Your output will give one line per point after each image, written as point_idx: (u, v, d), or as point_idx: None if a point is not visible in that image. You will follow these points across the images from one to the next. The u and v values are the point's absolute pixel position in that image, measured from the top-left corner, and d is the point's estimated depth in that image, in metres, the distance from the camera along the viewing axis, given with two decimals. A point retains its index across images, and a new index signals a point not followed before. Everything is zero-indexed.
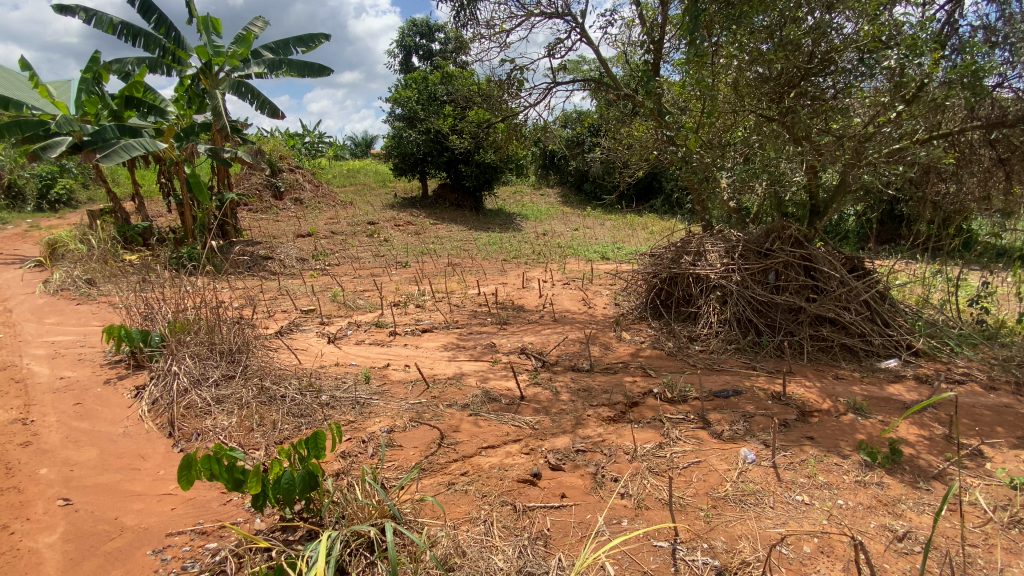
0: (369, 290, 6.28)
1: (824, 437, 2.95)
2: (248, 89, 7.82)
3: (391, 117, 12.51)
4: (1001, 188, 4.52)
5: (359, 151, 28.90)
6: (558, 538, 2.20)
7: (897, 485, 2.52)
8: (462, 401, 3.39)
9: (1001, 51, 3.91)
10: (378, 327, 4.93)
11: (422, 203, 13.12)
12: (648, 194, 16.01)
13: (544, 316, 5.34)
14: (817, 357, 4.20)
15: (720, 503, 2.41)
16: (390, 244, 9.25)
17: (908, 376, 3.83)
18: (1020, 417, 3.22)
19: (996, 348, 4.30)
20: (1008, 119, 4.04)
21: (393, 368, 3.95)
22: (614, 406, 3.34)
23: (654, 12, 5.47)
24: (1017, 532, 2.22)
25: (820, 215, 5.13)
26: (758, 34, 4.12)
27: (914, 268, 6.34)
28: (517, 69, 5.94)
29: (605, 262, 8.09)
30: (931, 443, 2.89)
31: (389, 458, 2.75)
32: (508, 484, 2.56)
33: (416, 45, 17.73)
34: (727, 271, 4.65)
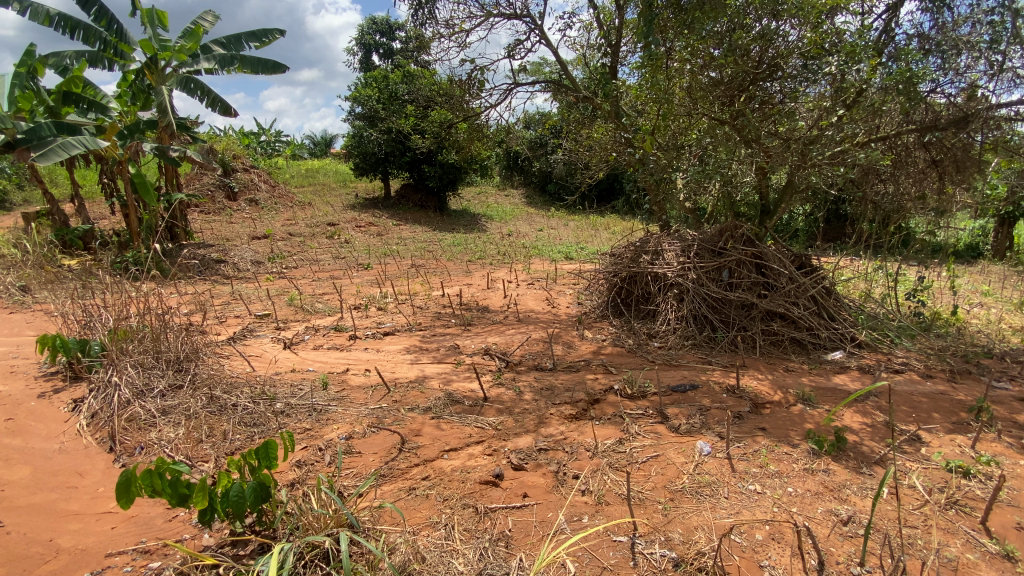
0: (329, 294, 6.12)
1: (775, 427, 3.07)
2: (197, 86, 7.48)
3: (350, 116, 12.26)
4: (934, 187, 4.81)
5: (318, 150, 28.18)
6: (520, 538, 2.19)
7: (842, 471, 2.64)
8: (424, 405, 3.35)
9: (934, 58, 4.16)
10: (338, 331, 4.82)
11: (385, 203, 12.91)
12: (610, 194, 16.29)
13: (508, 317, 5.34)
14: (769, 350, 4.37)
15: (678, 496, 2.47)
16: (351, 246, 9.04)
17: (852, 367, 4.04)
18: (954, 403, 3.44)
19: (932, 339, 4.58)
20: (940, 122, 4.29)
21: (353, 373, 3.86)
22: (576, 405, 3.37)
23: (611, 16, 5.58)
24: (952, 512, 2.36)
25: (770, 214, 5.36)
26: (709, 40, 4.23)
27: (859, 264, 6.67)
28: (478, 69, 5.93)
29: (568, 261, 8.20)
30: (873, 430, 3.05)
31: (347, 466, 2.68)
32: (470, 487, 2.54)
33: (377, 43, 17.43)
34: (683, 270, 4.78)
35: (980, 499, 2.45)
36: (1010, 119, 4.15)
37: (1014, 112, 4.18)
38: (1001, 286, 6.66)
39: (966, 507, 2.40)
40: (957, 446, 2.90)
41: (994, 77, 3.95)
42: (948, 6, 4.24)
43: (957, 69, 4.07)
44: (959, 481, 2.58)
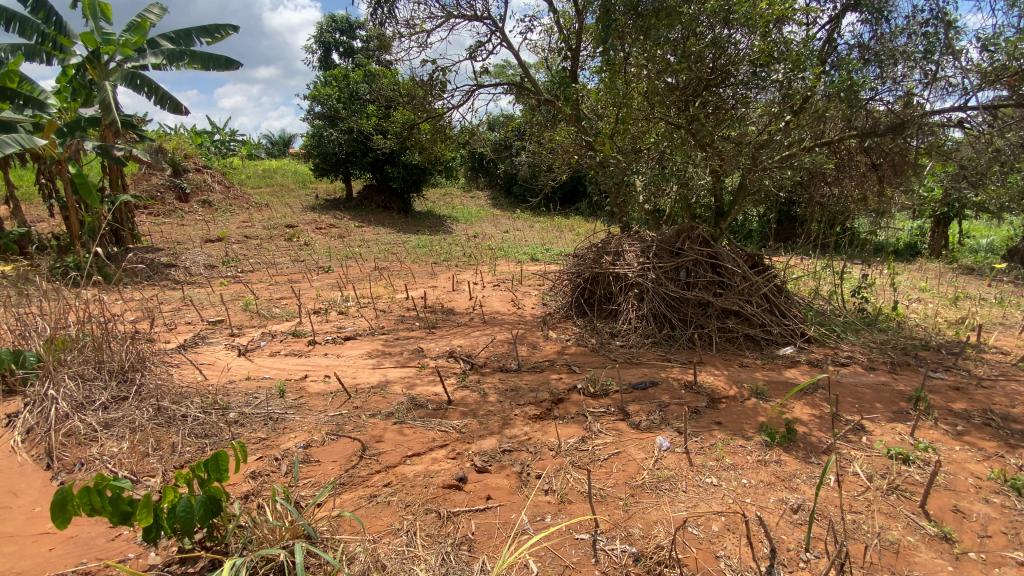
0: (287, 298, 5.94)
1: (731, 421, 3.18)
2: (145, 82, 7.15)
3: (310, 115, 11.97)
4: (875, 190, 5.09)
5: (276, 151, 27.33)
6: (483, 541, 2.18)
7: (792, 461, 2.75)
8: (386, 410, 3.29)
9: (873, 68, 4.39)
10: (297, 336, 4.68)
11: (347, 205, 12.65)
12: (574, 196, 16.50)
13: (473, 318, 5.32)
14: (724, 347, 4.51)
15: (638, 491, 2.52)
16: (311, 249, 8.81)
17: (802, 361, 4.22)
18: (894, 393, 3.64)
19: (874, 333, 4.84)
20: (879, 128, 4.52)
21: (312, 379, 3.76)
22: (540, 405, 3.39)
23: (571, 20, 5.66)
24: (893, 497, 2.50)
25: (725, 216, 5.57)
26: (665, 46, 4.29)
27: (809, 263, 6.97)
28: (440, 70, 5.89)
29: (533, 263, 8.24)
30: (821, 421, 3.20)
31: (305, 475, 2.61)
32: (433, 491, 2.51)
33: (337, 41, 17.07)
34: (643, 270, 4.90)
35: (918, 483, 2.60)
36: (942, 125, 4.42)
37: (946, 119, 4.45)
38: (936, 283, 7.11)
39: (905, 491, 2.54)
40: (897, 434, 3.08)
41: (928, 86, 4.20)
42: (885, 18, 4.48)
43: (895, 78, 4.31)
44: (900, 467, 2.73)
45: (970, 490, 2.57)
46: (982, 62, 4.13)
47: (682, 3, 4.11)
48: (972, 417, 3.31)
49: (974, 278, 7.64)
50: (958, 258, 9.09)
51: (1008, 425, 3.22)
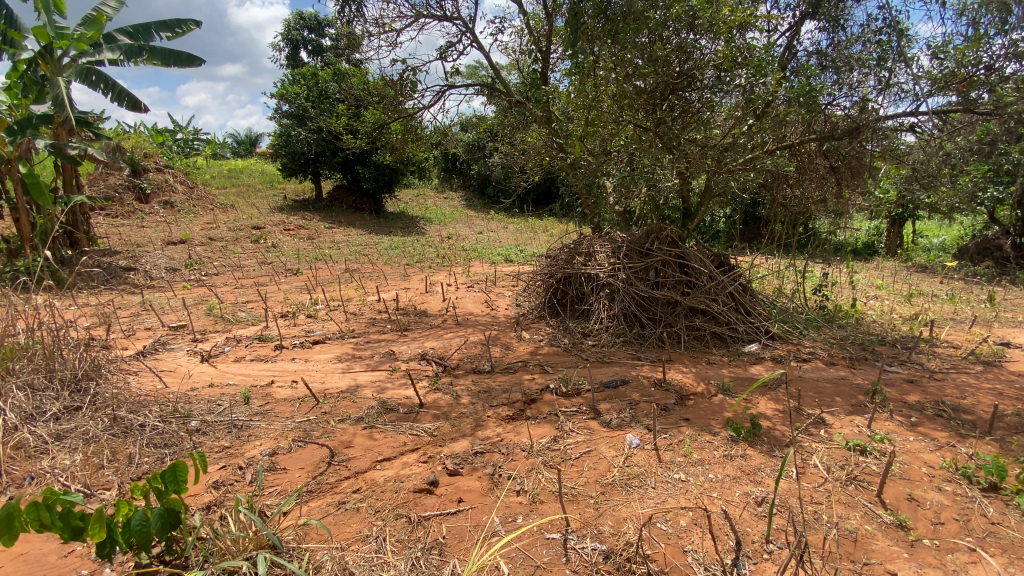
0: (254, 301, 5.78)
1: (698, 417, 3.24)
2: (101, 78, 6.85)
3: (277, 114, 11.70)
4: (833, 191, 5.29)
5: (242, 150, 26.64)
6: (454, 544, 2.17)
7: (757, 455, 2.83)
8: (356, 414, 3.24)
9: (830, 74, 4.59)
10: (263, 341, 4.56)
11: (317, 206, 12.42)
12: (547, 197, 16.60)
13: (446, 320, 5.29)
14: (692, 345, 4.61)
15: (609, 489, 2.55)
16: (279, 251, 8.61)
17: (767, 358, 4.34)
18: (852, 387, 3.79)
19: (834, 329, 5.02)
20: (837, 132, 4.69)
21: (278, 385, 3.66)
22: (513, 406, 3.39)
23: (541, 23, 5.68)
24: (851, 487, 2.60)
25: (692, 216, 5.71)
26: (634, 50, 4.36)
27: (774, 261, 7.18)
28: (410, 70, 5.84)
29: (507, 264, 8.25)
30: (784, 415, 3.30)
31: (271, 483, 2.54)
32: (403, 496, 2.48)
33: (305, 39, 16.74)
34: (614, 270, 4.98)
35: (875, 473, 2.71)
36: (895, 130, 4.61)
37: (899, 123, 4.63)
38: (892, 280, 7.42)
39: (863, 482, 2.64)
40: (855, 426, 3.20)
41: (882, 92, 4.36)
42: (841, 26, 4.65)
43: (850, 84, 4.46)
44: (858, 458, 2.84)
45: (924, 479, 2.69)
46: (932, 69, 4.30)
47: (649, 8, 4.19)
48: (925, 409, 3.47)
49: (926, 275, 8.00)
50: (913, 256, 9.50)
51: (957, 416, 3.38)
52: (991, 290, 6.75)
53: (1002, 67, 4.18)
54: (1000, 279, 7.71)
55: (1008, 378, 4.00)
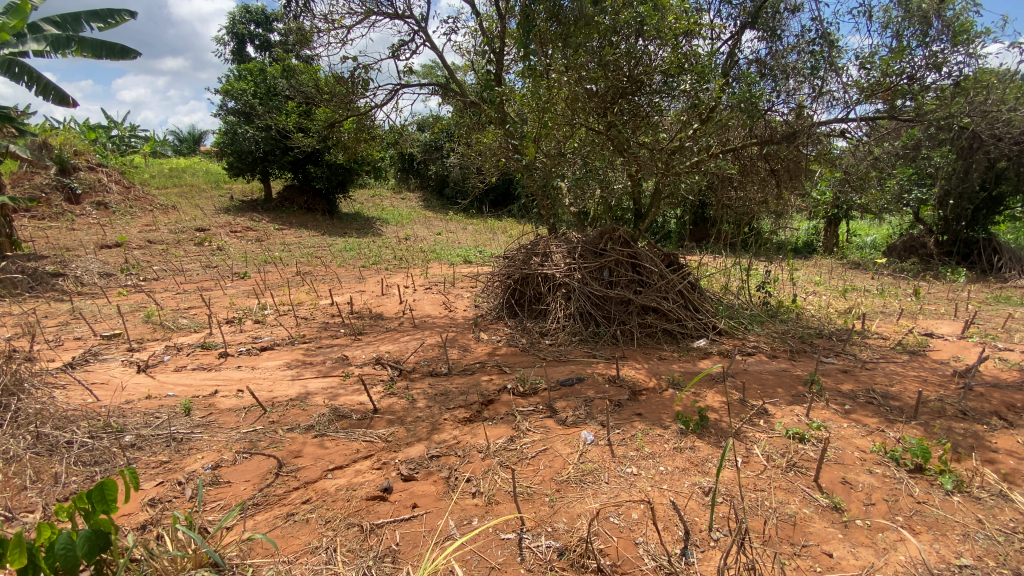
0: (197, 307, 5.51)
1: (650, 412, 3.34)
2: (24, 69, 6.36)
3: (222, 111, 11.19)
4: (774, 193, 5.56)
5: (185, 148, 25.43)
6: (408, 550, 2.13)
7: (705, 446, 2.93)
8: (306, 423, 3.14)
9: (769, 82, 4.81)
10: (205, 349, 4.35)
11: (266, 207, 11.97)
12: (505, 198, 16.67)
13: (403, 323, 5.21)
14: (645, 342, 4.73)
15: (564, 486, 2.58)
16: (225, 253, 8.24)
17: (714, 352, 4.51)
18: (793, 378, 4.00)
19: (777, 324, 5.29)
20: (776, 137, 4.93)
21: (222, 395, 3.50)
22: (470, 407, 3.38)
23: (494, 24, 5.69)
24: (792, 473, 2.75)
25: (643, 217, 5.88)
26: (585, 54, 4.43)
27: (722, 259, 7.48)
28: (361, 68, 5.72)
29: (466, 265, 8.22)
30: (730, 407, 3.44)
31: (213, 499, 2.43)
32: (355, 505, 2.42)
33: (252, 33, 16.10)
34: (570, 270, 5.07)
35: (813, 459, 2.87)
36: (827, 135, 4.90)
37: (831, 129, 4.92)
38: (829, 276, 7.87)
39: (801, 468, 2.79)
40: (796, 416, 3.37)
41: (816, 99, 4.60)
42: (779, 36, 4.88)
43: (788, 91, 4.69)
44: (797, 446, 3.00)
45: (856, 463, 2.87)
46: (860, 79, 4.58)
47: (598, 14, 4.31)
48: (858, 397, 3.70)
49: (859, 272, 8.54)
50: (848, 254, 10.10)
51: (886, 402, 3.63)
52: (917, 285, 7.27)
53: (923, 77, 4.50)
54: (924, 275, 8.31)
55: (931, 366, 4.33)
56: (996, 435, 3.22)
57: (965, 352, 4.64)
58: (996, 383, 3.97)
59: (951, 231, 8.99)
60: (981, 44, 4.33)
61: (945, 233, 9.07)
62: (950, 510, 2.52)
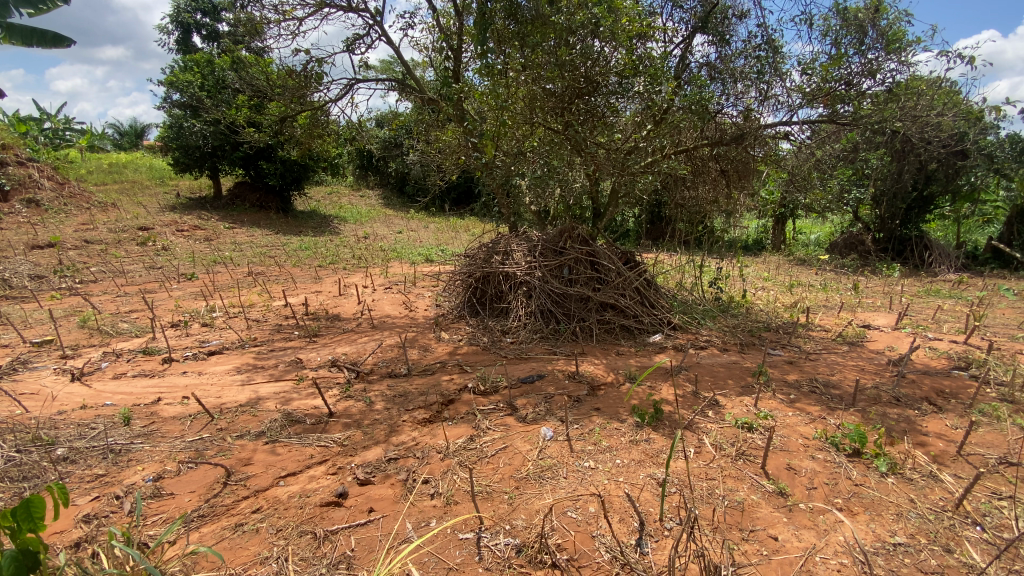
0: (139, 311, 5.22)
1: (607, 406, 3.41)
2: None
3: (166, 104, 10.64)
4: (724, 193, 5.78)
5: (127, 143, 24.09)
6: (363, 556, 2.09)
7: (659, 438, 3.02)
8: (256, 429, 3.03)
9: (719, 86, 4.98)
10: (148, 355, 4.12)
11: (216, 205, 11.48)
12: (467, 196, 16.63)
13: (361, 324, 5.10)
14: (604, 338, 4.82)
15: (523, 483, 2.60)
16: (171, 254, 7.84)
17: (669, 347, 4.65)
18: (742, 370, 4.17)
19: (728, 318, 5.49)
20: (726, 138, 5.12)
21: (166, 403, 3.34)
22: (429, 408, 3.36)
23: (451, 20, 5.66)
24: (741, 461, 2.87)
25: (601, 216, 5.99)
26: (542, 54, 4.46)
27: (677, 256, 7.69)
28: (315, 61, 5.55)
29: (427, 263, 8.13)
30: (684, 400, 3.56)
31: (154, 512, 2.32)
32: (309, 511, 2.36)
33: (198, 22, 15.36)
34: (530, 268, 5.11)
35: (760, 447, 3.00)
36: (773, 137, 5.12)
37: (776, 131, 5.14)
38: (776, 272, 8.24)
39: (750, 456, 2.91)
40: (745, 406, 3.52)
41: (762, 103, 4.80)
42: (727, 42, 5.06)
43: (736, 94, 4.87)
44: (745, 434, 3.13)
45: (800, 449, 3.02)
46: (802, 84, 4.81)
47: (554, 13, 4.32)
48: (802, 386, 3.90)
49: (804, 268, 8.99)
50: (794, 251, 10.61)
51: (827, 391, 3.84)
52: (856, 280, 7.71)
53: (859, 83, 4.75)
54: (863, 270, 8.83)
55: (867, 356, 4.60)
56: (925, 419, 3.45)
57: (898, 342, 4.95)
58: (925, 371, 4.26)
59: (886, 229, 9.61)
60: (912, 53, 4.61)
61: (881, 232, 9.66)
62: (885, 491, 2.69)
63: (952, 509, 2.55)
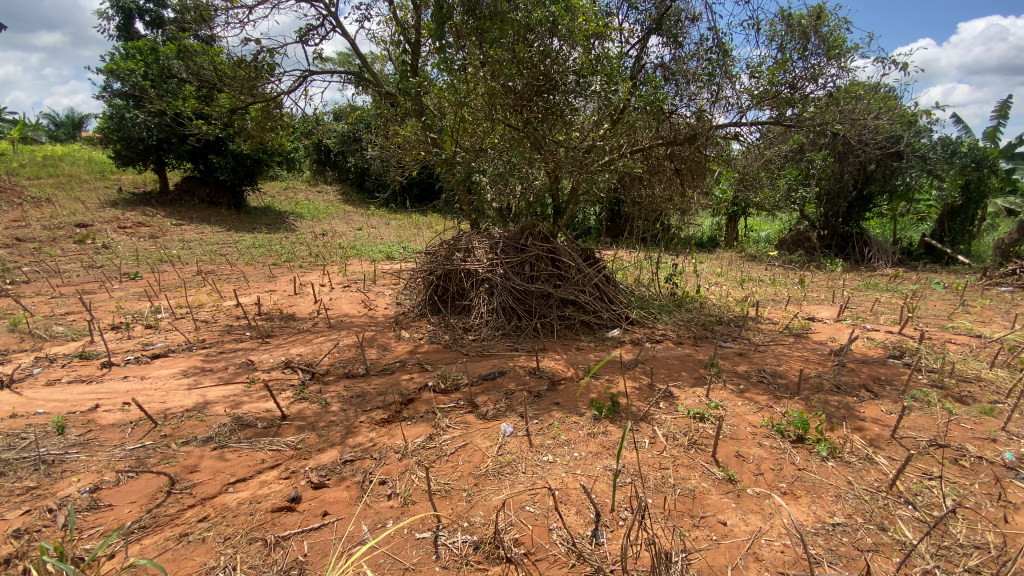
0: (76, 313, 4.92)
1: (567, 401, 3.46)
2: None
3: (106, 93, 10.04)
4: (679, 191, 5.95)
5: (63, 134, 22.64)
6: (316, 560, 2.05)
7: (616, 430, 3.09)
8: (204, 435, 2.92)
9: (673, 87, 5.11)
10: (85, 360, 3.89)
11: (162, 200, 10.92)
12: (429, 193, 16.49)
13: (317, 323, 4.98)
14: (564, 333, 4.89)
15: (482, 479, 2.61)
16: (112, 252, 7.42)
17: (627, 341, 4.76)
18: (695, 362, 4.32)
19: (683, 313, 5.67)
20: (680, 138, 5.26)
21: (104, 410, 3.16)
22: (388, 408, 3.32)
23: (408, 13, 5.58)
24: (693, 450, 2.97)
25: (561, 213, 6.06)
26: (501, 50, 4.45)
27: (636, 253, 7.87)
28: (266, 51, 5.36)
29: (387, 261, 8.00)
30: (640, 392, 3.66)
31: (91, 525, 2.20)
32: (259, 518, 2.29)
33: (141, 8, 14.52)
34: (492, 265, 5.12)
35: (711, 436, 3.12)
36: (724, 138, 5.30)
37: (727, 132, 5.32)
38: (730, 268, 8.56)
39: (701, 445, 3.02)
40: (698, 396, 3.64)
41: (713, 104, 4.95)
42: (680, 44, 5.20)
43: (689, 95, 5.01)
44: (698, 424, 3.25)
45: (748, 437, 3.16)
46: (751, 86, 4.99)
47: (512, 10, 4.31)
48: (751, 376, 4.08)
49: (755, 263, 9.38)
50: (746, 247, 11.04)
51: (774, 380, 4.03)
52: (802, 275, 8.10)
53: (803, 87, 4.98)
54: (809, 265, 9.28)
55: (812, 347, 4.85)
56: (864, 405, 3.67)
57: (840, 333, 5.24)
58: (864, 359, 4.53)
59: (830, 226, 10.11)
60: (850, 59, 4.85)
61: (826, 228, 10.16)
62: (826, 474, 2.85)
63: (886, 490, 2.72)
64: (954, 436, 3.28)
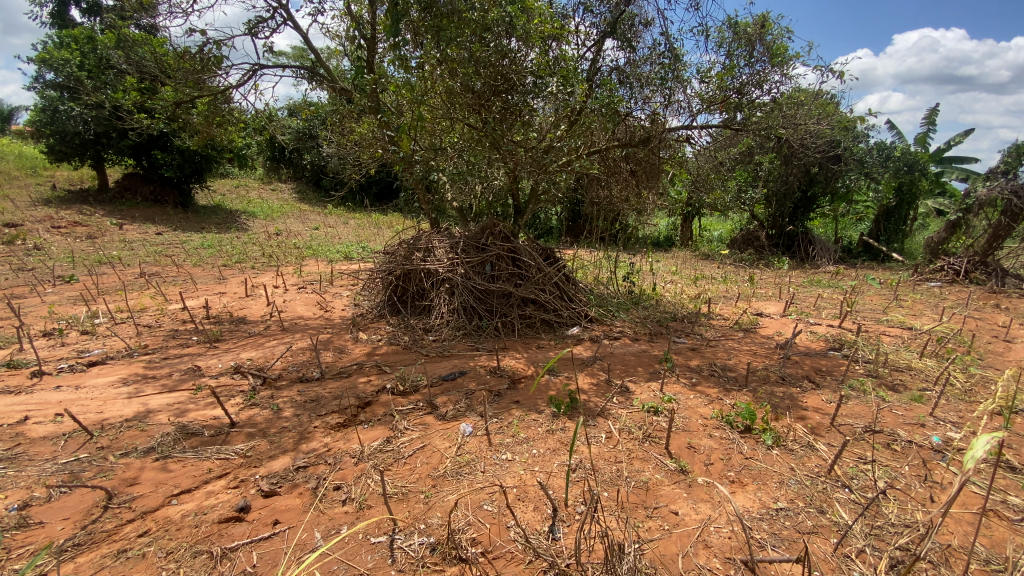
0: (2, 319, 4.59)
1: (527, 399, 3.49)
2: None
3: (37, 83, 9.40)
4: (635, 192, 6.10)
5: None
6: (265, 570, 2.00)
7: (573, 426, 3.15)
8: (145, 445, 2.78)
9: (627, 90, 5.22)
10: (13, 369, 3.64)
11: (101, 198, 10.31)
12: (389, 192, 16.26)
13: (270, 326, 4.83)
14: (525, 332, 4.93)
15: (439, 480, 2.61)
16: (43, 254, 6.95)
17: (586, 339, 4.84)
18: (651, 357, 4.44)
19: (640, 310, 5.81)
20: (635, 140, 5.39)
21: (34, 421, 2.97)
22: (344, 412, 3.26)
23: (364, 8, 5.46)
24: (647, 444, 3.06)
25: (521, 213, 6.11)
26: (458, 49, 4.42)
27: (594, 251, 8.02)
28: (212, 43, 5.13)
29: (346, 261, 7.83)
30: (598, 388, 3.74)
31: (19, 543, 2.07)
32: (206, 530, 2.21)
33: None
34: (452, 265, 5.10)
35: (665, 429, 3.22)
36: (677, 140, 5.46)
37: (680, 135, 5.48)
38: (684, 267, 8.83)
39: (654, 438, 3.12)
40: (652, 391, 3.76)
41: (666, 107, 5.10)
42: (634, 48, 5.31)
43: (643, 99, 5.14)
44: (653, 418, 3.35)
45: (700, 429, 3.28)
46: (702, 91, 5.17)
47: (467, 9, 4.28)
48: (703, 370, 4.24)
49: (708, 262, 9.72)
50: (700, 245, 11.43)
51: (725, 373, 4.19)
52: (751, 273, 8.46)
53: (749, 92, 5.19)
54: (758, 263, 9.70)
55: (760, 341, 5.08)
56: (806, 395, 3.88)
57: (785, 327, 5.52)
58: (807, 352, 4.78)
59: (778, 226, 10.59)
60: (792, 67, 5.09)
61: (774, 228, 10.64)
62: (771, 462, 2.99)
63: (825, 474, 2.89)
64: (886, 422, 3.51)
